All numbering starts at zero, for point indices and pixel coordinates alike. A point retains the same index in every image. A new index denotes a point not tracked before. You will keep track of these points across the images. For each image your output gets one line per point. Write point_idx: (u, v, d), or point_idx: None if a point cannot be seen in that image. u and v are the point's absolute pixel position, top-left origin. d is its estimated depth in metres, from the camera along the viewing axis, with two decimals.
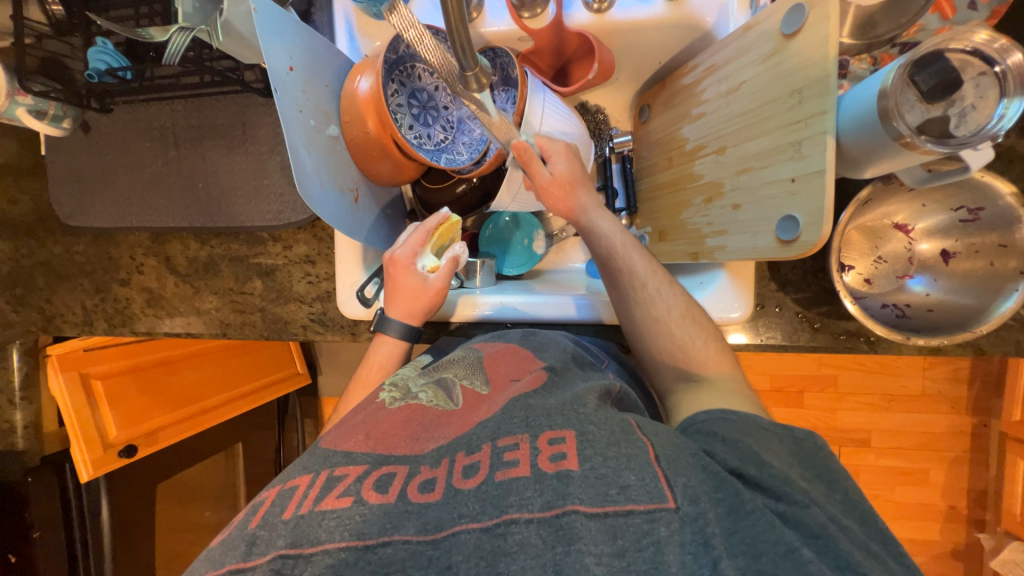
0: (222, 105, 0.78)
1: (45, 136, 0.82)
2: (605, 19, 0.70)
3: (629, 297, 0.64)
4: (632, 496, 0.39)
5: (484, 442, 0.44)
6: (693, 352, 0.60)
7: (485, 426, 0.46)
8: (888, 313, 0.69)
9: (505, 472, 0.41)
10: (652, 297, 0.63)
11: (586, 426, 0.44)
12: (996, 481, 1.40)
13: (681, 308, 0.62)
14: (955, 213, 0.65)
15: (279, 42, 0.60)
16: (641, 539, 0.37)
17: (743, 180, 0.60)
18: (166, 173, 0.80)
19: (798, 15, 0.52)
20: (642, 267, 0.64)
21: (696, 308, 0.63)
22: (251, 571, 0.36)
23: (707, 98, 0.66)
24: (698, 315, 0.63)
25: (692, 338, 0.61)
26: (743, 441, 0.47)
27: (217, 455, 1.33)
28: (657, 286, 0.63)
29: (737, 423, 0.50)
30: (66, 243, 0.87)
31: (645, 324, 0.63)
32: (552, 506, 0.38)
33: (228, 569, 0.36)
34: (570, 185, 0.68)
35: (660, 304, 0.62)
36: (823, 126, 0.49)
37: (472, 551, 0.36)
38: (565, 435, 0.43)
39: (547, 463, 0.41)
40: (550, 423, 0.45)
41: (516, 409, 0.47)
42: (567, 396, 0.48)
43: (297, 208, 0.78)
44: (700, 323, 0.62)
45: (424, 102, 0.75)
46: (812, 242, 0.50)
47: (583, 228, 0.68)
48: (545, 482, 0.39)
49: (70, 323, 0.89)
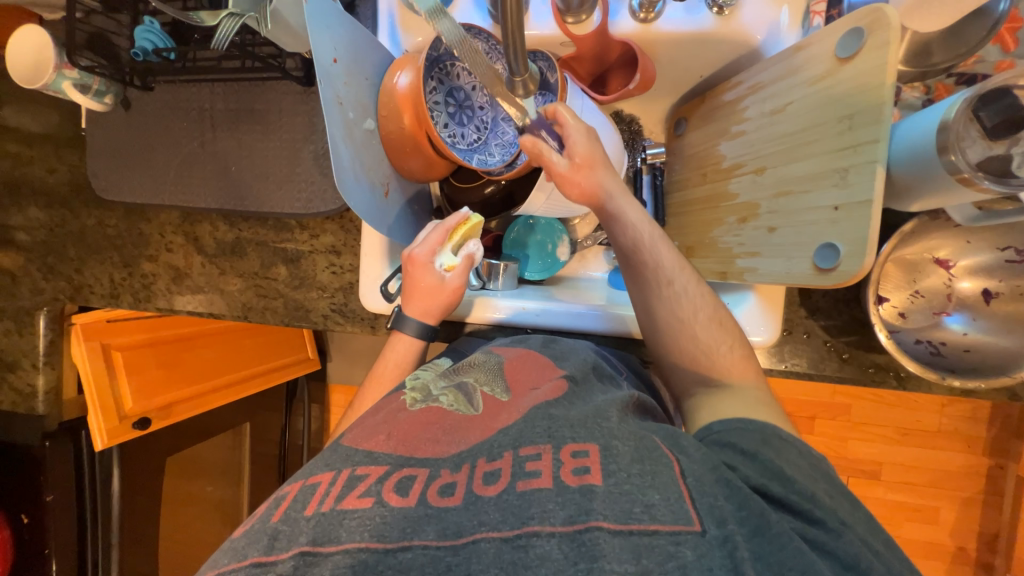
0: (261, 90, 0.78)
1: (88, 110, 0.84)
2: (650, 31, 0.69)
3: (653, 291, 0.61)
4: (657, 516, 0.37)
5: (507, 450, 0.43)
6: (716, 357, 0.58)
7: (507, 433, 0.45)
8: (921, 350, 0.67)
9: (526, 483, 0.40)
10: (678, 295, 0.60)
11: (610, 441, 0.43)
12: (1010, 526, 1.36)
13: (708, 312, 0.60)
14: (1001, 253, 0.63)
15: (326, 33, 0.60)
16: (667, 562, 0.35)
17: (782, 203, 0.59)
18: (202, 155, 0.81)
19: (854, 39, 0.50)
20: (671, 262, 0.61)
21: (723, 312, 0.61)
22: (274, 566, 0.36)
23: (749, 116, 0.65)
24: (725, 319, 0.60)
25: (717, 343, 0.59)
26: (762, 453, 0.46)
27: (225, 433, 1.36)
28: (684, 284, 0.61)
29: (754, 434, 0.49)
30: (99, 216, 0.89)
31: (667, 323, 0.61)
32: (575, 521, 0.36)
33: (252, 561, 0.36)
34: (593, 168, 0.63)
35: (685, 304, 0.60)
36: (874, 155, 0.48)
37: (492, 561, 0.35)
38: (588, 448, 0.42)
39: (570, 476, 0.40)
40: (574, 436, 0.44)
41: (539, 418, 0.46)
42: (589, 409, 0.48)
43: (326, 198, 0.78)
44: (727, 328, 0.60)
45: (461, 101, 0.75)
46: (853, 271, 0.50)
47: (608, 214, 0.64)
48: (568, 496, 0.38)
49: (97, 294, 0.90)
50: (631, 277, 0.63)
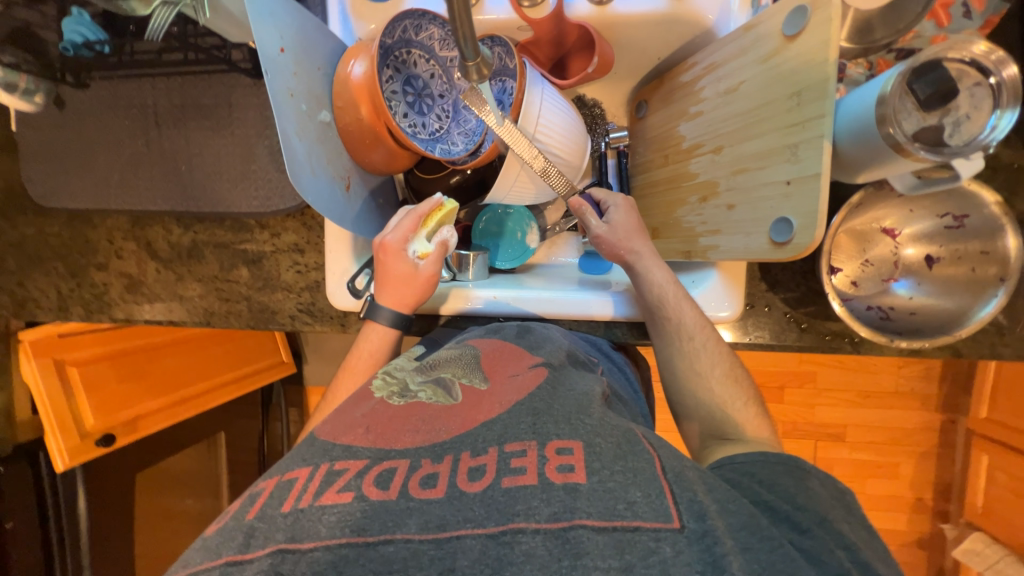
0: (207, 84, 0.74)
1: (16, 111, 0.78)
2: (606, 12, 0.68)
3: (674, 345, 0.65)
4: (639, 513, 0.37)
5: (492, 445, 0.42)
6: (731, 413, 0.60)
7: (491, 428, 0.44)
8: (872, 316, 0.70)
9: (512, 480, 0.39)
10: (697, 350, 0.64)
11: (594, 438, 0.43)
12: (961, 475, 1.47)
13: (724, 368, 0.63)
14: (941, 220, 0.67)
15: (270, 23, 0.57)
16: (648, 557, 0.35)
17: (739, 181, 0.60)
18: (147, 154, 0.77)
19: (800, 17, 0.52)
20: (692, 319, 0.65)
21: (739, 369, 0.64)
22: (248, 565, 0.35)
23: (705, 97, 0.66)
24: (740, 376, 0.63)
25: (732, 398, 0.61)
26: (781, 482, 0.47)
27: (199, 444, 1.33)
28: (703, 341, 0.64)
29: (776, 465, 0.50)
30: (40, 224, 0.83)
31: (687, 378, 0.63)
32: (560, 518, 0.36)
33: (227, 560, 0.35)
34: (625, 232, 0.70)
35: (704, 359, 0.63)
36: (820, 130, 0.50)
37: (477, 559, 0.34)
38: (573, 445, 0.42)
39: (555, 473, 0.39)
40: (558, 432, 0.43)
41: (523, 412, 0.45)
42: (572, 404, 0.47)
43: (285, 195, 0.75)
44: (742, 385, 0.62)
45: (419, 89, 0.74)
46: (805, 244, 0.52)
47: (634, 273, 0.69)
48: (553, 493, 0.38)
49: (44, 308, 0.85)
50: (655, 331, 0.68)
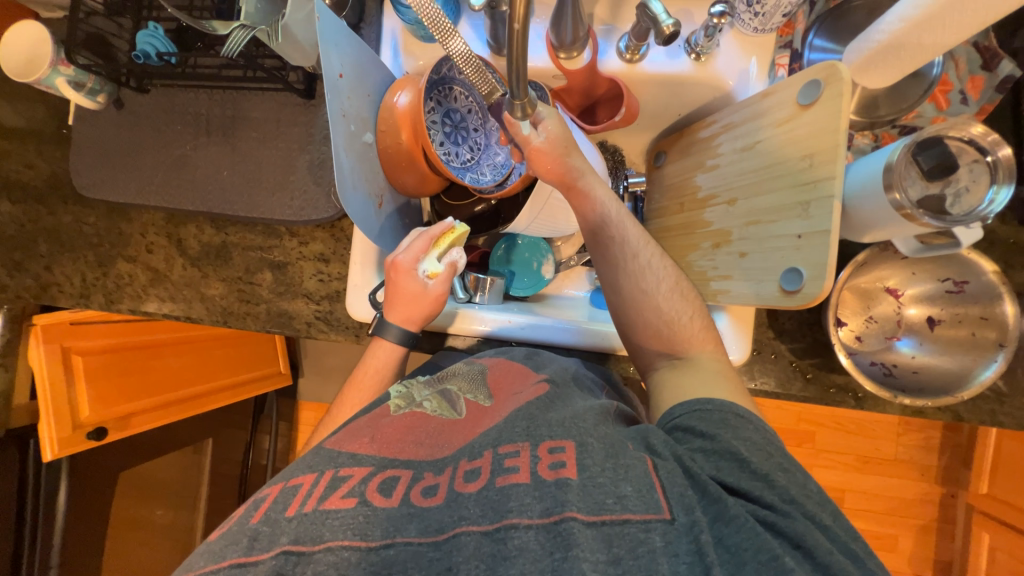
0: (260, 99, 0.80)
1: (77, 107, 0.84)
2: (635, 70, 0.75)
3: (618, 265, 0.62)
4: (628, 506, 0.38)
5: (487, 448, 0.43)
6: (678, 327, 0.59)
7: (487, 434, 0.45)
8: (876, 371, 0.72)
9: (505, 479, 0.39)
10: (643, 268, 0.61)
11: (585, 438, 0.43)
12: (962, 553, 1.42)
13: (670, 282, 0.61)
14: (942, 284, 0.70)
15: (332, 50, 0.63)
16: (636, 548, 0.36)
17: (751, 232, 0.64)
18: (193, 158, 0.82)
19: (814, 89, 0.57)
20: (635, 235, 0.63)
21: (685, 284, 0.62)
22: (254, 567, 0.34)
23: (722, 152, 0.71)
24: (690, 295, 0.61)
25: (679, 313, 0.59)
26: (720, 434, 0.47)
27: (185, 450, 1.27)
28: (649, 257, 0.62)
29: (712, 414, 0.49)
30: (77, 213, 0.87)
31: (633, 297, 0.61)
32: (552, 512, 0.37)
33: (232, 563, 0.34)
34: (563, 148, 0.61)
35: (650, 276, 0.61)
36: (831, 190, 0.54)
37: (472, 554, 0.35)
38: (564, 444, 0.42)
39: (547, 471, 0.40)
40: (550, 433, 0.44)
41: (519, 418, 0.46)
42: (568, 412, 0.48)
43: (319, 207, 0.79)
44: (689, 299, 0.61)
45: (457, 122, 0.79)
46: (815, 294, 0.55)
47: (577, 194, 0.64)
48: (544, 489, 0.38)
49: (65, 294, 0.87)
50: (599, 253, 0.64)
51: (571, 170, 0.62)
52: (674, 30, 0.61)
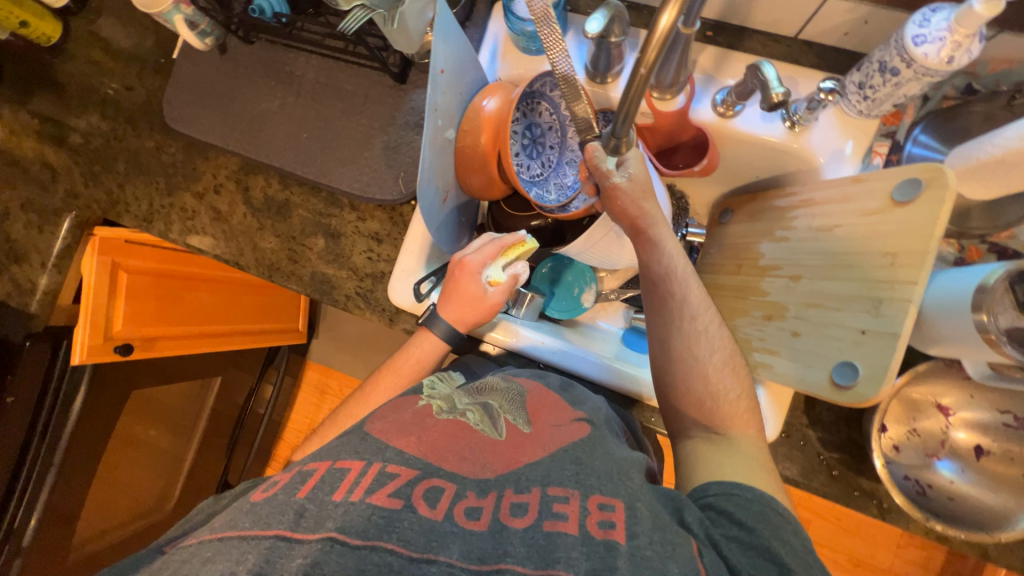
0: (354, 73, 0.83)
1: (183, 44, 0.88)
2: (725, 125, 0.74)
3: (674, 325, 0.61)
4: None
5: (535, 485, 0.43)
6: (724, 403, 0.57)
7: (534, 468, 0.45)
8: (909, 486, 0.69)
9: (553, 524, 0.39)
10: (698, 333, 0.60)
11: (634, 501, 0.43)
12: None
13: (724, 354, 0.60)
14: (1000, 415, 0.67)
15: (440, 44, 0.64)
16: None
17: (810, 313, 0.63)
18: (278, 114, 0.84)
19: (914, 188, 0.55)
20: (696, 298, 0.62)
21: (738, 359, 0.61)
22: (301, 544, 0.36)
23: (795, 226, 0.68)
24: (738, 366, 0.60)
25: (728, 388, 0.58)
26: (759, 528, 0.45)
27: (191, 381, 1.26)
28: (706, 323, 0.61)
29: (752, 505, 0.47)
30: (160, 142, 0.91)
31: (682, 360, 0.60)
32: (597, 574, 0.36)
33: (277, 534, 0.36)
34: (643, 194, 0.63)
35: (704, 344, 0.60)
36: (908, 295, 0.53)
37: None
38: (614, 503, 0.42)
39: (595, 528, 0.39)
40: (600, 487, 0.44)
41: (567, 459, 0.46)
42: (613, 465, 0.47)
43: (384, 187, 0.80)
44: (739, 375, 0.60)
45: (536, 136, 0.80)
46: (869, 396, 0.55)
47: (644, 241, 0.64)
48: (592, 547, 0.38)
49: (131, 214, 0.91)
50: (654, 307, 0.63)
51: (645, 216, 0.63)
52: (781, 99, 0.62)
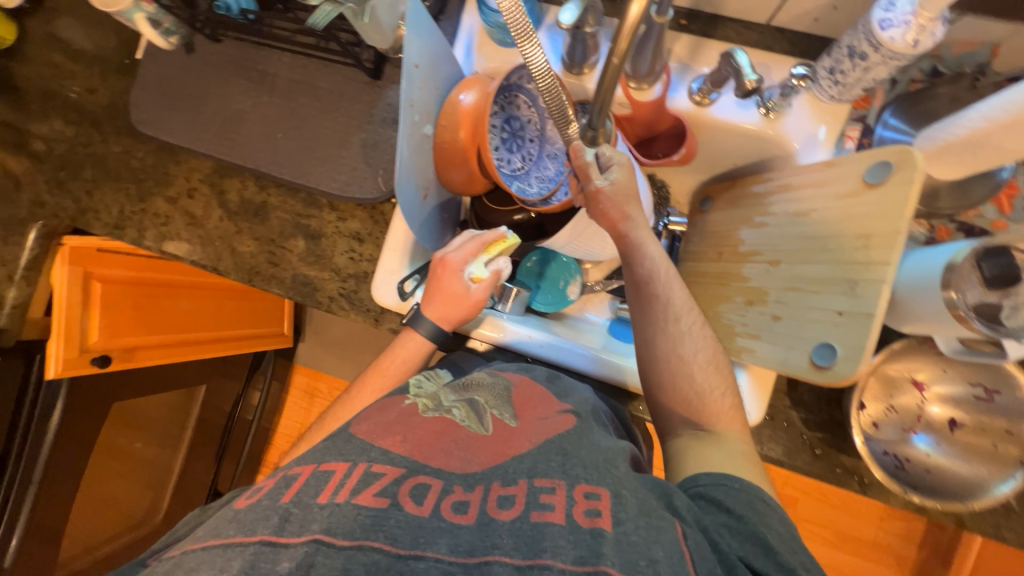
0: (327, 70, 0.81)
1: (148, 43, 0.85)
2: (702, 113, 0.75)
3: (657, 324, 0.62)
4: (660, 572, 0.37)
5: (521, 477, 0.43)
6: (710, 401, 0.58)
7: (521, 461, 0.45)
8: (888, 461, 0.71)
9: (540, 514, 0.39)
10: (682, 334, 0.61)
11: (619, 488, 0.43)
12: None
13: (708, 353, 0.61)
14: (973, 388, 0.69)
15: (413, 38, 0.63)
16: None
17: (789, 297, 0.64)
18: (251, 114, 0.82)
19: (884, 171, 0.56)
20: (679, 300, 0.62)
21: (722, 356, 0.61)
22: (287, 548, 0.35)
23: (774, 212, 0.70)
24: (722, 365, 0.60)
25: (712, 386, 0.59)
26: (748, 516, 0.47)
27: (176, 391, 1.23)
28: (690, 324, 0.61)
29: (740, 494, 0.49)
30: (128, 146, 0.88)
31: (667, 357, 0.60)
32: (585, 562, 0.36)
33: (262, 540, 0.36)
34: (624, 198, 0.65)
35: (688, 344, 0.60)
36: (882, 276, 0.54)
37: None
38: (601, 492, 0.42)
39: (582, 517, 0.39)
40: (586, 476, 0.44)
41: (552, 450, 0.46)
42: (600, 455, 0.47)
43: (364, 186, 0.79)
44: (722, 373, 0.60)
45: (515, 129, 0.80)
46: (845, 375, 0.55)
47: (628, 245, 0.66)
48: (580, 535, 0.38)
49: (100, 221, 0.88)
50: (638, 306, 0.64)
51: (626, 217, 0.65)
52: (755, 86, 0.63)
